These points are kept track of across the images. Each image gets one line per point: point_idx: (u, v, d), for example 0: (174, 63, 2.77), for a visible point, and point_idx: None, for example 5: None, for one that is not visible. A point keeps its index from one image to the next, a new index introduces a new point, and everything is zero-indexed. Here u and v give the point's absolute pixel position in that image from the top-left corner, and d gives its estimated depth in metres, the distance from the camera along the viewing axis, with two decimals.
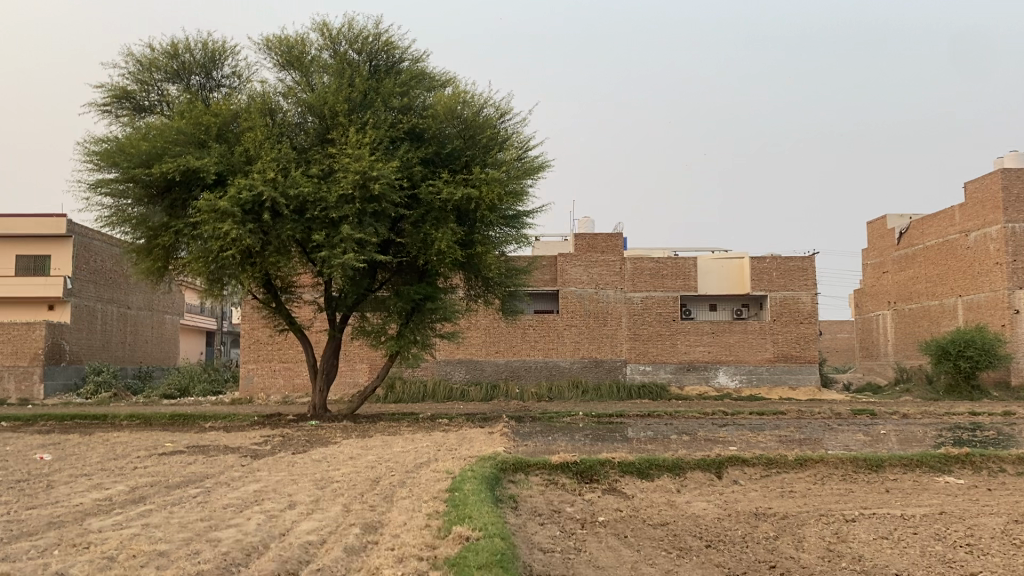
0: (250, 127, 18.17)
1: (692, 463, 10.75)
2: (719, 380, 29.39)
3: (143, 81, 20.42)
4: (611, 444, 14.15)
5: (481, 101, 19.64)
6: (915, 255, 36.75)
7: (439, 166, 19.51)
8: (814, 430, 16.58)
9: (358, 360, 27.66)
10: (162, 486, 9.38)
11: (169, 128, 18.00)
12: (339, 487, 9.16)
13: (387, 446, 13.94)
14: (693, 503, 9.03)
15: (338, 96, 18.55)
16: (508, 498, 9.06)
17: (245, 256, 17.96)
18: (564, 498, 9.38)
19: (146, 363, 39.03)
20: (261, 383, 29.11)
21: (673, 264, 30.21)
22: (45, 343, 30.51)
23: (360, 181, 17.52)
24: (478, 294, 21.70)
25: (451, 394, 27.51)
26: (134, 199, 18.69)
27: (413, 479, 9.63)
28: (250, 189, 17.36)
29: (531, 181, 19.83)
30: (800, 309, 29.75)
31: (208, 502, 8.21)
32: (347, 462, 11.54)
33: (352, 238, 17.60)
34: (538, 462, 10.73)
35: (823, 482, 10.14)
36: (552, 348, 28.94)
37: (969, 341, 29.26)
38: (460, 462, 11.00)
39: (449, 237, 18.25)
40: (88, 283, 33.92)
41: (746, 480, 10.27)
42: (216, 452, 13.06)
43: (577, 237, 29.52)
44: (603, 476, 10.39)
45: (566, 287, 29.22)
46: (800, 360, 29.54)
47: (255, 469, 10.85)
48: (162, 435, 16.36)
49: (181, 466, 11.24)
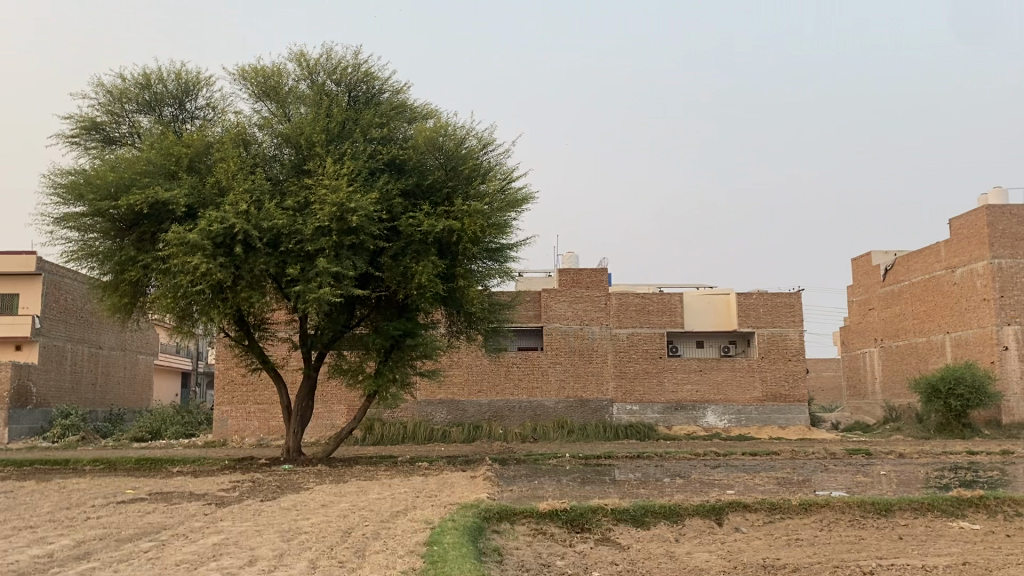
0: (223, 158, 17.55)
1: (690, 509, 10.01)
2: (707, 420, 28.70)
3: (114, 113, 19.77)
4: (601, 488, 13.38)
5: (463, 132, 19.11)
6: (900, 292, 36.47)
7: (419, 198, 18.94)
8: (809, 471, 15.94)
9: (336, 401, 26.78)
10: (113, 539, 8.53)
11: (139, 159, 17.34)
12: (307, 539, 8.36)
13: (363, 492, 13.10)
14: (695, 554, 8.32)
15: (315, 127, 18.00)
16: (494, 551, 8.30)
17: (215, 291, 17.20)
18: (554, 550, 8.62)
19: (118, 405, 37.81)
20: (235, 425, 28.09)
21: (658, 300, 29.65)
22: (11, 384, 29.38)
23: (336, 213, 16.92)
24: (460, 330, 20.99)
25: (432, 435, 26.62)
26: (101, 233, 17.94)
27: (389, 531, 8.83)
28: (222, 221, 16.68)
29: (515, 214, 19.28)
30: (787, 346, 29.26)
31: (159, 559, 7.39)
32: (319, 511, 10.72)
33: (329, 272, 16.93)
34: (524, 509, 9.96)
35: (830, 529, 9.45)
36: (536, 387, 28.18)
37: (959, 378, 28.78)
38: (440, 510, 10.21)
39: (430, 271, 17.63)
40: (58, 323, 32.89)
41: (748, 528, 9.56)
42: (180, 500, 12.19)
43: (561, 272, 28.93)
44: (595, 525, 9.64)
45: (550, 323, 28.53)
46: (788, 398, 28.95)
47: (218, 519, 10.00)
48: (124, 481, 15.42)
49: (139, 516, 10.38)
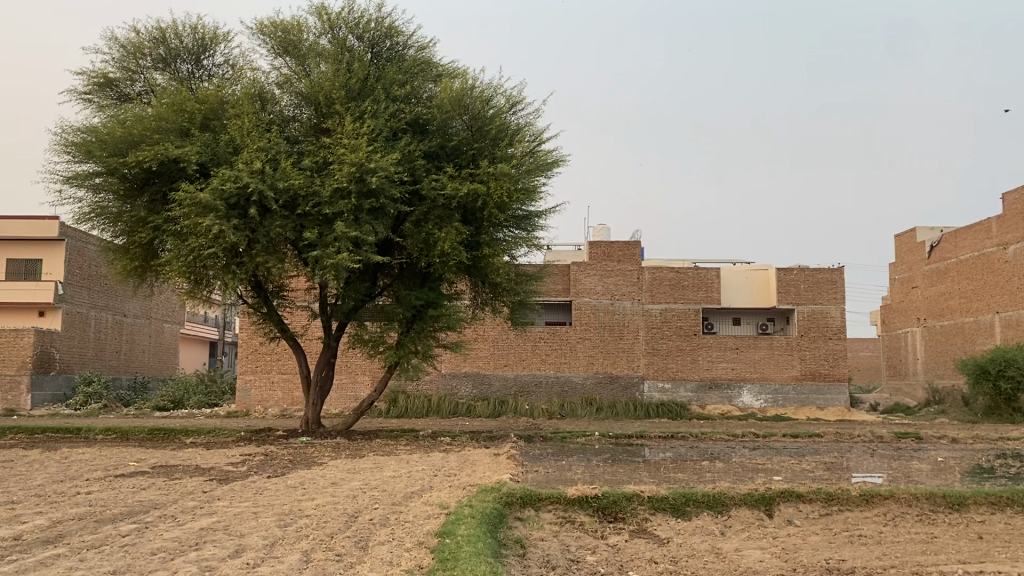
0: (237, 113, 16.62)
1: (737, 498, 8.96)
2: (742, 400, 27.52)
3: (128, 68, 18.87)
4: (632, 470, 12.37)
5: (490, 90, 17.97)
6: (946, 270, 34.82)
7: (443, 161, 17.93)
8: (857, 456, 14.82)
9: (361, 373, 26.02)
10: (92, 520, 7.66)
11: (151, 114, 16.51)
12: (307, 524, 7.45)
13: (378, 469, 12.22)
14: (746, 553, 7.28)
15: (334, 83, 17.00)
16: (515, 543, 7.34)
17: (230, 255, 16.35)
18: (585, 543, 7.64)
19: (142, 373, 37.43)
20: (258, 395, 27.44)
21: (693, 274, 28.39)
22: (34, 351, 29.05)
23: (356, 174, 15.96)
24: (486, 301, 20.01)
25: (457, 409, 25.79)
26: (112, 193, 17.10)
27: (399, 517, 7.89)
28: (235, 181, 15.77)
29: (545, 179, 18.15)
30: (828, 324, 27.97)
31: (134, 546, 6.47)
32: (326, 490, 9.82)
33: (347, 237, 15.98)
34: (550, 494, 8.93)
35: (896, 525, 8.36)
36: (564, 362, 27.19)
37: (1010, 360, 27.27)
38: (458, 493, 9.25)
39: (453, 238, 16.64)
40: (83, 290, 32.43)
41: (803, 521, 8.53)
42: (182, 475, 11.38)
43: (592, 245, 27.77)
44: (630, 514, 8.62)
45: (579, 298, 27.49)
46: (827, 378, 27.71)
47: (215, 499, 9.12)
48: (132, 452, 14.72)
49: (133, 492, 9.57)
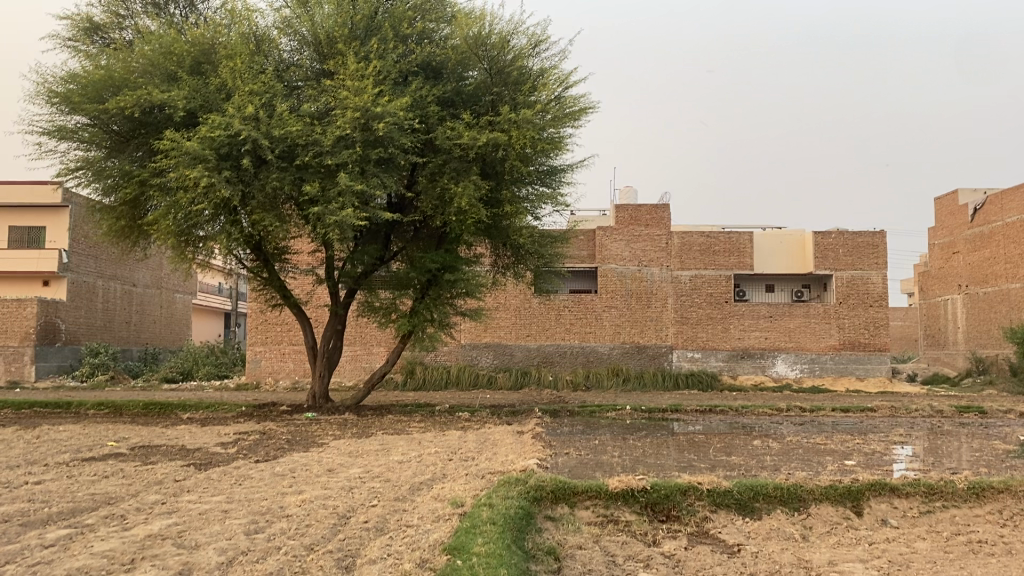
0: (229, 55, 14.94)
1: (818, 492, 7.31)
2: (778, 369, 25.84)
3: (116, 12, 17.13)
4: (673, 452, 10.79)
5: (511, 28, 16.07)
6: (992, 234, 32.63)
7: (459, 108, 16.22)
8: (918, 434, 13.15)
9: (375, 343, 24.57)
10: (18, 523, 6.16)
11: (135, 57, 14.95)
12: (285, 530, 5.90)
13: (386, 451, 10.73)
14: (845, 569, 5.68)
15: (337, 20, 15.25)
16: (549, 556, 5.77)
17: (224, 211, 14.79)
18: (633, 552, 6.05)
19: (152, 344, 36.24)
20: (269, 367, 26.08)
21: (725, 239, 26.43)
22: (37, 322, 27.77)
23: (361, 120, 14.34)
24: (507, 266, 18.34)
25: (476, 381, 24.34)
26: (93, 143, 15.56)
27: (402, 518, 6.33)
28: (227, 128, 14.15)
29: (573, 128, 16.35)
30: (869, 291, 26.11)
31: (48, 567, 4.94)
32: (320, 481, 8.27)
33: (352, 191, 14.31)
34: (587, 487, 7.29)
35: (1018, 527, 6.73)
36: (589, 332, 25.58)
37: None
38: (474, 485, 7.66)
39: (470, 193, 14.96)
40: (88, 258, 31.11)
41: (901, 522, 6.92)
42: (159, 459, 9.91)
43: (618, 208, 26.00)
44: (687, 513, 7.02)
45: (605, 265, 25.76)
46: (868, 347, 25.93)
47: (183, 492, 7.60)
48: (117, 429, 13.34)
49: (92, 482, 8.08)
